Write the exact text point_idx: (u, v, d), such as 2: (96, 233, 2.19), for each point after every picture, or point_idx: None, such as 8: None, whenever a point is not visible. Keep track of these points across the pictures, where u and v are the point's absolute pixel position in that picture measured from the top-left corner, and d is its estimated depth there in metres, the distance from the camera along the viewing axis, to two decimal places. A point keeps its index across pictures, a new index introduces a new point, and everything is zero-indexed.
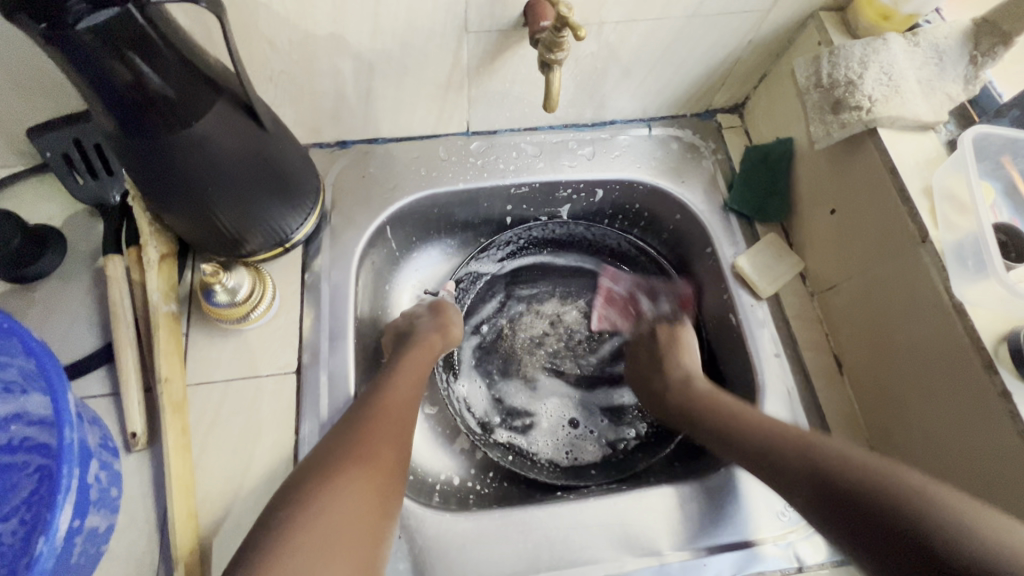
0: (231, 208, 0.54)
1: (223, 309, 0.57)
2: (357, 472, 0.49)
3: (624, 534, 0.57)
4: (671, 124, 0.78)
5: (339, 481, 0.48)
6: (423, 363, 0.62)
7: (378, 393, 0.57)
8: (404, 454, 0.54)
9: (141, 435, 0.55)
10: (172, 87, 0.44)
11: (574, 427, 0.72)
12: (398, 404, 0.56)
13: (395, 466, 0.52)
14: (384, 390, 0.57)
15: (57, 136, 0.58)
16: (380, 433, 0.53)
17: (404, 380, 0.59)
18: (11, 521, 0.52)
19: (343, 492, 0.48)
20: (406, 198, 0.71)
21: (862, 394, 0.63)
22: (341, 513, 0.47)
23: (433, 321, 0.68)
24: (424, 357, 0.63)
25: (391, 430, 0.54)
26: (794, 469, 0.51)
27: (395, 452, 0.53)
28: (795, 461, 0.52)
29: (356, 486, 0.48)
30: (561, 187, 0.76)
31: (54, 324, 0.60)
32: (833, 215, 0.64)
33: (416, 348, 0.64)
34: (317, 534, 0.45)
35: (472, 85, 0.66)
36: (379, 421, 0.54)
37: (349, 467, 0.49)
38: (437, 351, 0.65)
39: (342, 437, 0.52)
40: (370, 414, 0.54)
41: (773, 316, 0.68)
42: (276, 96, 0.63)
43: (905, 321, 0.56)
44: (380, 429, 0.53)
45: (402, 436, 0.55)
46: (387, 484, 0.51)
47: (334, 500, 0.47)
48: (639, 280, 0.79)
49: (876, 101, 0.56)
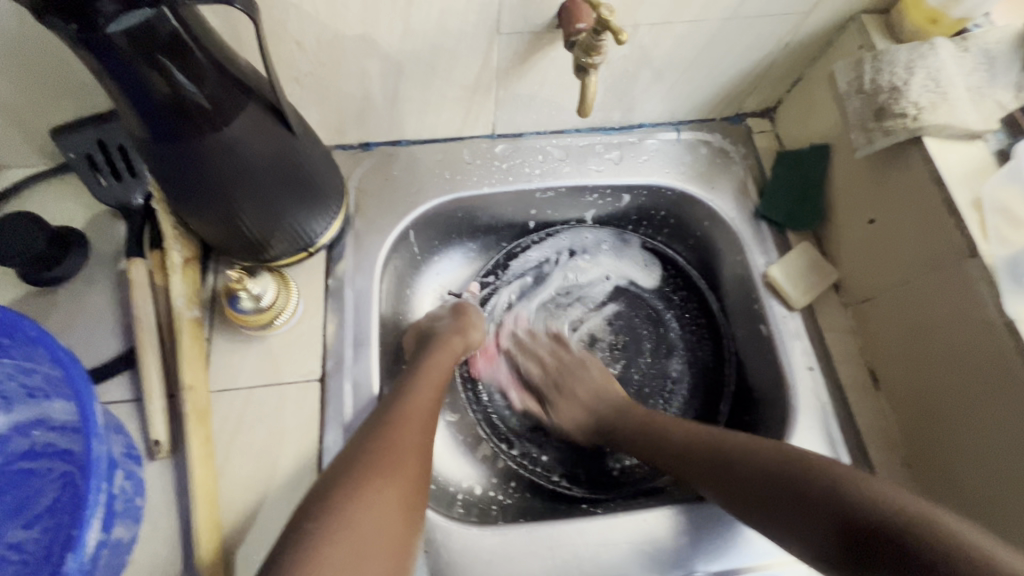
0: (256, 212, 0.53)
1: (248, 316, 0.56)
2: (385, 485, 0.48)
3: (652, 551, 0.56)
4: (700, 128, 0.76)
5: (369, 493, 0.47)
6: (445, 367, 0.61)
7: (402, 400, 0.55)
8: (426, 463, 0.53)
9: (164, 443, 0.54)
10: (205, 92, 0.43)
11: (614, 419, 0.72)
12: (422, 410, 0.55)
13: (419, 478, 0.51)
14: (407, 396, 0.56)
15: (81, 137, 0.57)
16: (406, 442, 0.52)
17: (426, 385, 0.58)
18: (34, 529, 0.51)
19: (370, 506, 0.46)
20: (430, 202, 0.70)
21: (898, 409, 0.61)
22: (370, 527, 0.45)
23: (453, 323, 0.67)
24: (444, 361, 0.62)
25: (416, 439, 0.53)
26: (707, 455, 0.57)
27: (419, 462, 0.52)
28: (725, 458, 0.56)
29: (384, 500, 0.47)
30: (588, 191, 0.74)
31: (77, 328, 0.59)
32: (871, 224, 0.62)
33: (434, 354, 0.62)
34: (347, 549, 0.44)
35: (501, 87, 0.65)
36: (403, 430, 0.52)
37: (376, 479, 0.48)
38: (459, 353, 0.64)
39: (364, 447, 0.50)
40: (393, 422, 0.53)
41: (806, 328, 0.66)
42: (302, 98, 0.61)
43: (952, 337, 0.54)
44: (406, 438, 0.52)
45: (425, 446, 0.54)
46: (413, 496, 0.50)
47: (364, 516, 0.46)
48: (513, 376, 0.73)
49: (923, 109, 0.54)
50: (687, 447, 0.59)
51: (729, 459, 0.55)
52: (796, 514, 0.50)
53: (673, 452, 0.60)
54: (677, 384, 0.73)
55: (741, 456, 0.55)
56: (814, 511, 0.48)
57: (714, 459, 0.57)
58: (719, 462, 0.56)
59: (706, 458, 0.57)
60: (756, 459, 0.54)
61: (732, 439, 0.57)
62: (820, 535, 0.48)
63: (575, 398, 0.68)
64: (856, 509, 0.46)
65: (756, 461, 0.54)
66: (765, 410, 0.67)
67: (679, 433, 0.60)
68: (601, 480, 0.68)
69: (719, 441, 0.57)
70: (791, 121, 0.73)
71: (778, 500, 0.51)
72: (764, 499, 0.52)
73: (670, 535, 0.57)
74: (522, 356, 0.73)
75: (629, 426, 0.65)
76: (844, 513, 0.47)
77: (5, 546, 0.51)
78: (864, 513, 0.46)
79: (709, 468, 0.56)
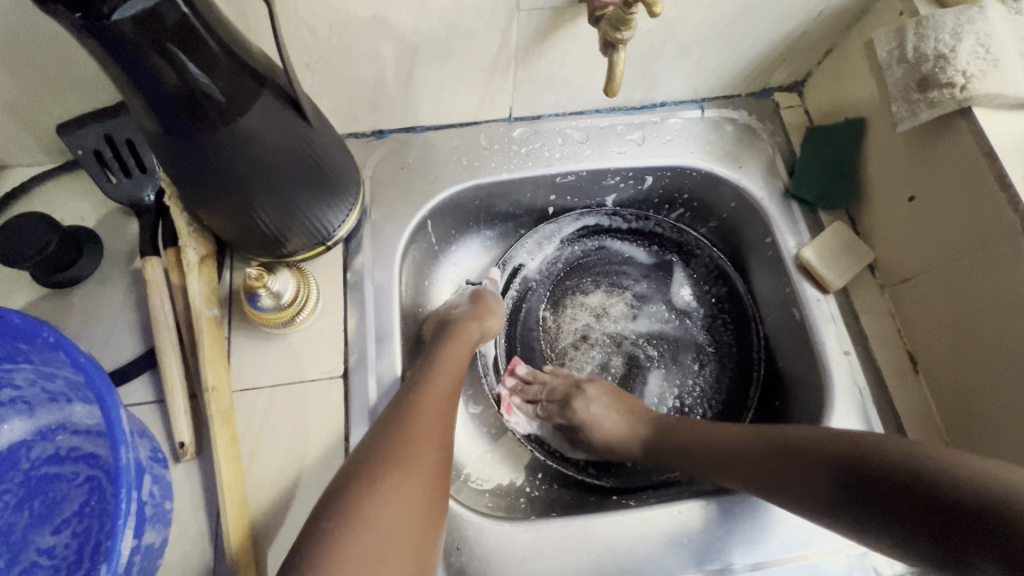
0: (274, 207, 0.51)
1: (269, 314, 0.55)
2: (406, 476, 0.46)
3: (688, 544, 0.55)
4: (725, 105, 0.72)
5: (389, 487, 0.45)
6: (461, 354, 0.60)
7: (427, 387, 0.54)
8: (447, 453, 0.51)
9: (189, 445, 0.53)
10: (216, 80, 0.40)
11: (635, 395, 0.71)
12: (439, 397, 0.53)
13: (441, 467, 0.49)
14: (424, 384, 0.54)
15: (88, 132, 0.56)
16: (423, 431, 0.50)
17: (444, 371, 0.56)
18: (64, 534, 0.51)
19: (392, 498, 0.45)
20: (448, 190, 0.68)
21: (941, 392, 0.59)
22: (387, 524, 0.43)
23: (471, 309, 0.65)
24: (463, 348, 0.60)
25: (434, 426, 0.51)
26: (762, 468, 0.52)
27: (439, 454, 0.50)
28: (770, 467, 0.51)
29: (404, 492, 0.45)
30: (609, 175, 0.72)
31: (95, 330, 0.58)
32: (911, 202, 0.60)
33: (453, 341, 0.60)
34: (366, 546, 0.42)
35: (519, 67, 0.62)
36: (423, 420, 0.50)
37: (391, 473, 0.46)
38: (474, 340, 0.62)
39: (384, 438, 0.48)
40: (414, 412, 0.51)
41: (841, 311, 0.64)
42: (314, 85, 0.59)
43: (1001, 317, 0.52)
44: (424, 427, 0.50)
45: (444, 434, 0.52)
46: (434, 486, 0.48)
47: (384, 509, 0.44)
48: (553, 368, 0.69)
49: (972, 77, 0.51)
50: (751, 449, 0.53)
51: (775, 459, 0.51)
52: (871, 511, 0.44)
53: (764, 475, 0.51)
54: (704, 372, 0.71)
55: (785, 456, 0.50)
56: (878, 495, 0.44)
57: (767, 465, 0.51)
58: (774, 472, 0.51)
59: (759, 467, 0.52)
60: (806, 461, 0.49)
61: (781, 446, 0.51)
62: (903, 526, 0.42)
63: (591, 417, 0.63)
64: (924, 482, 0.42)
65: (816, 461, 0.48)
66: (799, 396, 0.65)
67: (720, 437, 0.56)
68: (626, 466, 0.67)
69: (766, 439, 0.53)
70: (821, 94, 0.70)
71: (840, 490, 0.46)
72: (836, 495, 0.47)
73: (707, 526, 0.56)
74: (597, 410, 0.63)
75: (668, 436, 0.59)
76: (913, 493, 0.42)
77: (35, 552, 0.50)
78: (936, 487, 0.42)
79: (755, 466, 0.52)
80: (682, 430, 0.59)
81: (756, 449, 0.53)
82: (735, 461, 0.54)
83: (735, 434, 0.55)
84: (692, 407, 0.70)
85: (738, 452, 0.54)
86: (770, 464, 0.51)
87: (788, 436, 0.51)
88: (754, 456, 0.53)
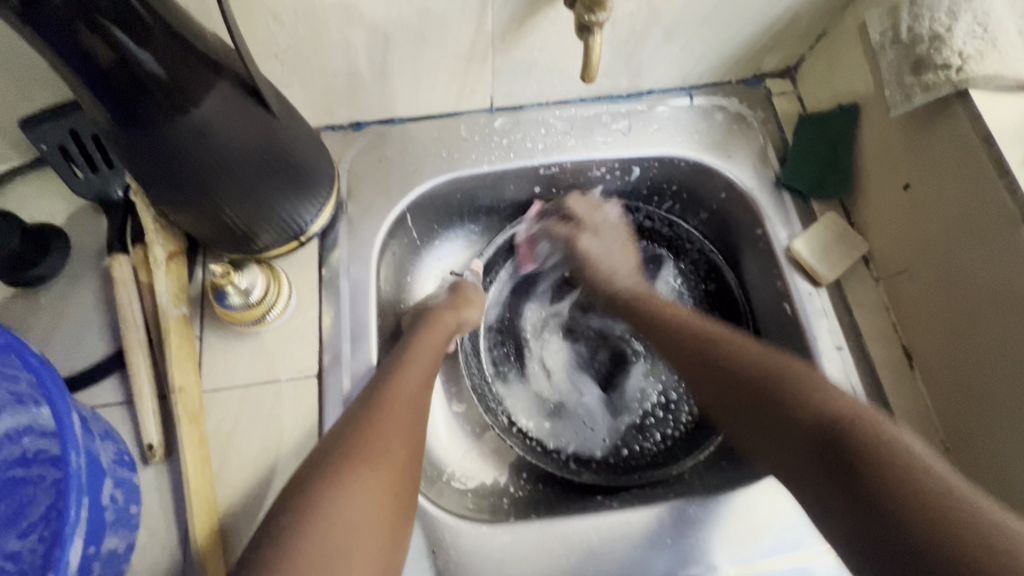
0: (241, 203, 0.49)
1: (237, 312, 0.53)
2: (373, 470, 0.44)
3: (672, 545, 0.53)
4: (714, 92, 0.70)
5: (355, 482, 0.43)
6: (438, 344, 0.58)
7: (400, 378, 0.52)
8: (417, 449, 0.49)
9: (157, 447, 0.52)
10: (165, 67, 0.39)
11: (619, 390, 0.69)
12: (413, 389, 0.51)
13: (410, 462, 0.47)
14: (398, 374, 0.52)
15: (51, 127, 0.54)
16: (392, 424, 0.48)
17: (419, 364, 0.54)
18: (30, 539, 0.50)
19: (355, 494, 0.43)
20: (427, 182, 0.66)
21: (939, 390, 0.56)
22: (354, 517, 0.42)
23: (449, 300, 0.63)
24: (437, 338, 0.58)
25: (404, 418, 0.49)
26: (696, 356, 0.58)
27: (409, 448, 0.48)
28: (705, 354, 0.57)
29: (370, 487, 0.43)
30: (594, 166, 0.69)
31: (64, 330, 0.57)
32: (907, 190, 0.57)
33: (428, 331, 0.58)
34: (327, 541, 0.40)
35: (496, 55, 0.60)
36: (394, 412, 0.48)
37: (359, 466, 0.44)
38: (452, 331, 0.61)
39: (354, 430, 0.46)
40: (385, 403, 0.49)
41: (834, 305, 0.62)
42: (284, 75, 0.57)
43: (1000, 310, 0.49)
44: (393, 420, 0.48)
45: (415, 427, 0.50)
46: (402, 482, 0.46)
47: (347, 506, 0.42)
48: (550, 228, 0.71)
49: (969, 57, 0.48)
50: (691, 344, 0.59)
51: (711, 354, 0.57)
52: (763, 412, 0.51)
53: (693, 365, 0.58)
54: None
55: (719, 351, 0.57)
56: (773, 402, 0.50)
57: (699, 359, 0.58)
58: (702, 360, 0.57)
59: (693, 356, 0.58)
60: (740, 358, 0.55)
61: (724, 342, 0.57)
62: (778, 435, 0.49)
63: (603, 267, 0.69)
64: (817, 407, 0.47)
65: (746, 359, 0.54)
66: None
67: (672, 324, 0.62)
68: (609, 466, 0.65)
69: (711, 339, 0.58)
70: (815, 80, 0.67)
71: (750, 392, 0.52)
72: (742, 394, 0.53)
73: (691, 526, 0.54)
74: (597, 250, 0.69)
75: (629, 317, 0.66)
76: (798, 410, 0.48)
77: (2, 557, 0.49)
78: (822, 413, 0.47)
79: (687, 353, 0.59)
80: (695, 341, 0.59)
81: (762, 377, 0.52)
82: (728, 376, 0.54)
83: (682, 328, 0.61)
84: (679, 405, 0.68)
85: (680, 338, 0.60)
86: (704, 357, 0.57)
87: (761, 361, 0.53)
88: (694, 348, 0.58)
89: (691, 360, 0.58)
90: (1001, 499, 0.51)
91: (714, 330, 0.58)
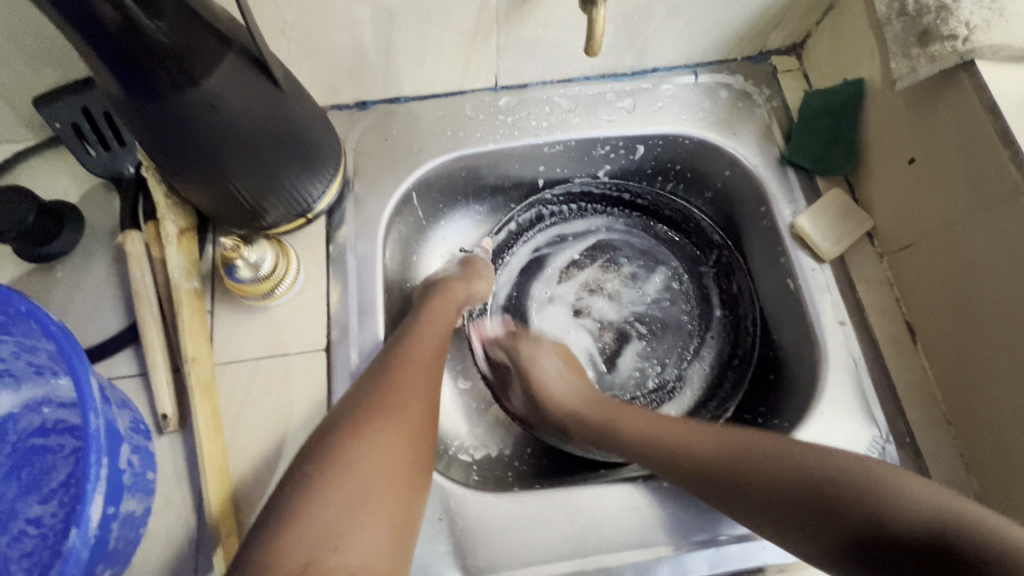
0: (249, 175, 0.50)
1: (247, 286, 0.54)
2: (387, 425, 0.45)
3: (674, 515, 0.54)
4: (719, 70, 0.70)
5: (369, 435, 0.44)
6: (447, 313, 0.59)
7: (408, 347, 0.53)
8: (433, 410, 0.50)
9: (172, 417, 0.53)
10: (174, 37, 0.39)
11: (617, 371, 0.69)
12: (425, 354, 0.53)
13: (426, 421, 0.48)
14: (407, 343, 0.53)
15: (64, 107, 0.55)
16: (406, 385, 0.49)
17: (430, 330, 0.55)
18: (51, 504, 0.51)
19: (373, 445, 0.43)
20: (432, 161, 0.66)
21: (942, 364, 0.57)
22: (372, 467, 0.42)
23: (460, 272, 0.64)
24: (448, 308, 0.59)
25: (418, 381, 0.50)
26: (681, 463, 0.52)
27: (424, 408, 0.49)
28: (690, 461, 0.51)
29: (386, 440, 0.44)
30: (599, 144, 0.69)
31: (79, 304, 0.58)
32: (911, 164, 0.57)
33: (437, 300, 0.60)
34: (346, 490, 0.41)
35: (501, 32, 0.60)
36: (406, 376, 0.50)
37: (375, 420, 0.45)
38: (461, 300, 0.61)
39: (367, 391, 0.47)
40: (393, 368, 0.50)
41: (837, 280, 0.62)
42: (291, 53, 0.58)
43: (1004, 278, 0.49)
44: (406, 383, 0.49)
45: (429, 394, 0.50)
46: (417, 437, 0.46)
47: (364, 458, 0.42)
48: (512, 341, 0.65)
49: (975, 28, 0.48)
50: (674, 450, 0.53)
51: (696, 458, 0.51)
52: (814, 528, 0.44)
53: (679, 472, 0.52)
54: (693, 361, 0.69)
55: (711, 455, 0.51)
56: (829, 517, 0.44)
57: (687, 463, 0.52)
58: (691, 467, 0.51)
59: (676, 464, 0.52)
60: (744, 466, 0.49)
61: (712, 446, 0.52)
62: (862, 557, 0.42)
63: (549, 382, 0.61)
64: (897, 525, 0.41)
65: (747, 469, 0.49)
66: (792, 368, 0.63)
67: (646, 431, 0.55)
68: None
69: (698, 443, 0.52)
70: (821, 56, 0.67)
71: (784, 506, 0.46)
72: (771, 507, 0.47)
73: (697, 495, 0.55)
74: (546, 362, 0.63)
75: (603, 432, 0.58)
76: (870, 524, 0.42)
77: (23, 521, 0.51)
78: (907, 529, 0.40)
79: (671, 460, 0.53)
80: (761, 469, 0.48)
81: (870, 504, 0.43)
82: (729, 481, 0.49)
83: (656, 429, 0.55)
84: (679, 387, 0.68)
85: (658, 443, 0.54)
86: (686, 461, 0.52)
87: (767, 462, 0.48)
88: (678, 454, 0.52)
89: (679, 464, 0.52)
90: (1005, 469, 0.51)
91: (773, 452, 0.49)
